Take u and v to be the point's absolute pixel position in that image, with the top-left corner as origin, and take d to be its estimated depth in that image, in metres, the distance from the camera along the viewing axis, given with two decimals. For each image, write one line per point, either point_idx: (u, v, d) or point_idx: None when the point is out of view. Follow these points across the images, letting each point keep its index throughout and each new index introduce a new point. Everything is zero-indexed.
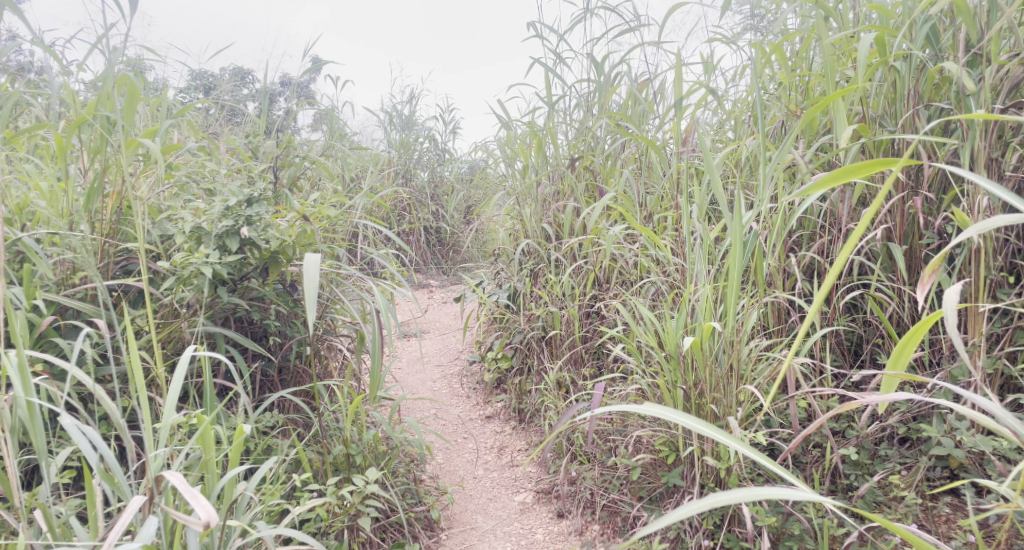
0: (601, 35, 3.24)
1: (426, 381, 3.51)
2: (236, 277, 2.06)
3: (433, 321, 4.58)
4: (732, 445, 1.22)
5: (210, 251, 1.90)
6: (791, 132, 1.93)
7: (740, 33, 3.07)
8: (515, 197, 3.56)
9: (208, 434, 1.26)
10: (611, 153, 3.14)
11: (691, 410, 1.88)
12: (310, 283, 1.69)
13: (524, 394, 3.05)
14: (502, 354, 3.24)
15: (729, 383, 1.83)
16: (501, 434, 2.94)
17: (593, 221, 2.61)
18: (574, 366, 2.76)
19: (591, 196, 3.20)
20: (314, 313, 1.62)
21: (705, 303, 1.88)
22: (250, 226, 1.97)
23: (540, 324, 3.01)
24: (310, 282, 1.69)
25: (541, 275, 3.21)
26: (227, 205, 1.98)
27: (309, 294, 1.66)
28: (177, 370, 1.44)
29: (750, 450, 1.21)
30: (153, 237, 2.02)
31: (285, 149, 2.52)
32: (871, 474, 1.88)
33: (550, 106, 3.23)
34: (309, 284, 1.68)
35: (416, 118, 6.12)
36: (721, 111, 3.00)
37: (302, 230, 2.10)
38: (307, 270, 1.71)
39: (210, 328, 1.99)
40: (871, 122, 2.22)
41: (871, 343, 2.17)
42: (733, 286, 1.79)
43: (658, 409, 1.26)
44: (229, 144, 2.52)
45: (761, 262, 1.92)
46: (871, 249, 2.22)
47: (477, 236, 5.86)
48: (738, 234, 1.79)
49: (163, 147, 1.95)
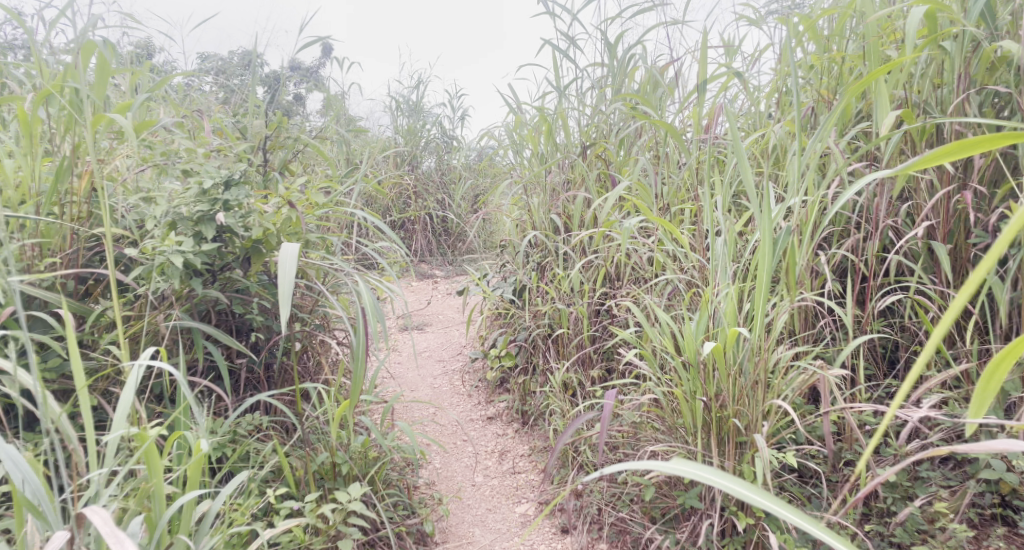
0: (617, 14, 3.05)
1: (425, 378, 3.35)
2: (216, 267, 1.89)
3: (434, 314, 4.41)
4: (801, 523, 0.98)
5: (184, 239, 1.71)
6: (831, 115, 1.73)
7: (767, 14, 2.87)
8: (523, 185, 3.37)
9: (152, 451, 1.10)
10: (626, 141, 2.94)
11: (712, 425, 1.69)
12: (284, 274, 1.53)
13: (528, 395, 2.88)
14: (506, 352, 3.07)
15: (754, 395, 1.64)
16: (503, 437, 2.78)
17: (606, 213, 2.38)
18: (582, 368, 2.59)
19: (602, 185, 3.01)
20: (288, 305, 1.46)
21: (730, 305, 1.69)
22: (227, 212, 1.75)
23: (547, 321, 2.83)
24: (283, 272, 1.52)
25: (548, 269, 3.02)
26: (202, 187, 1.75)
27: (282, 285, 1.49)
28: (126, 383, 1.32)
29: (824, 533, 0.97)
30: (125, 222, 1.84)
31: (274, 130, 2.34)
32: (910, 498, 1.70)
33: (560, 90, 3.05)
34: (282, 274, 1.52)
35: (424, 104, 5.92)
36: (745, 97, 2.80)
37: (287, 218, 1.88)
38: (282, 259, 1.54)
39: (186, 323, 1.84)
40: (914, 108, 2.03)
41: (908, 351, 2.00)
42: (762, 285, 1.62)
43: (694, 467, 1.04)
44: (214, 124, 2.35)
45: (792, 254, 1.64)
46: (910, 249, 2.04)
47: (484, 227, 5.66)
48: (768, 229, 1.61)
49: (133, 125, 1.78)
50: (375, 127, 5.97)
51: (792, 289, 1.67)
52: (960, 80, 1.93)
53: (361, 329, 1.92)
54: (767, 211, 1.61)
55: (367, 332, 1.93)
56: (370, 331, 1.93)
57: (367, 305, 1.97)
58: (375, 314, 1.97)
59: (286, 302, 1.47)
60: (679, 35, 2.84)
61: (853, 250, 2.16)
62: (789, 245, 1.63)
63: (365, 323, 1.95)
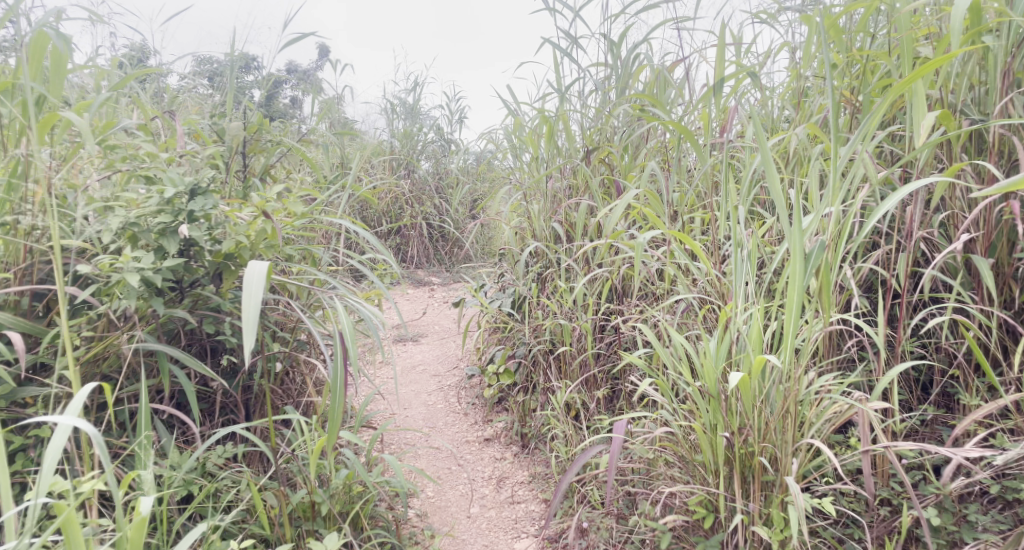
0: (622, 11, 2.87)
1: (419, 395, 3.18)
2: (184, 284, 1.71)
3: (430, 324, 4.24)
4: None
5: (143, 254, 1.52)
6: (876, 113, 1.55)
7: (782, 10, 2.69)
8: (522, 192, 3.20)
9: (72, 519, 1.05)
10: (632, 145, 2.75)
11: (735, 463, 1.51)
12: (250, 294, 1.33)
13: (528, 416, 2.70)
14: (505, 369, 2.90)
15: (783, 431, 1.46)
16: (501, 461, 2.60)
17: (612, 223, 2.13)
18: (585, 388, 2.43)
19: (606, 192, 2.84)
20: (251, 332, 1.26)
21: (755, 329, 1.51)
22: (193, 224, 1.56)
23: (548, 337, 2.66)
24: (247, 290, 1.33)
25: (549, 281, 2.85)
26: (164, 197, 1.56)
27: (246, 308, 1.29)
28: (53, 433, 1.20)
29: None
30: (82, 235, 1.66)
31: (253, 132, 2.16)
32: (956, 545, 1.52)
33: (563, 90, 2.87)
34: (247, 295, 1.32)
35: (421, 107, 5.75)
36: (759, 99, 2.63)
37: (263, 230, 1.69)
38: (247, 278, 1.35)
39: (149, 347, 1.67)
40: (951, 109, 1.86)
41: (946, 376, 1.83)
42: (792, 308, 1.44)
43: None
44: (189, 126, 2.16)
45: (826, 274, 1.43)
46: (947, 264, 1.87)
47: (482, 233, 5.49)
48: (799, 245, 1.43)
49: (89, 125, 1.59)
50: (370, 130, 5.81)
51: (824, 311, 1.48)
52: (1005, 78, 1.75)
53: (339, 356, 1.67)
54: (798, 226, 1.42)
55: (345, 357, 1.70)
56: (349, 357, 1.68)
57: (345, 325, 1.69)
58: (353, 335, 1.70)
59: (250, 327, 1.28)
60: (689, 33, 2.67)
61: (883, 264, 1.98)
62: (823, 263, 1.43)
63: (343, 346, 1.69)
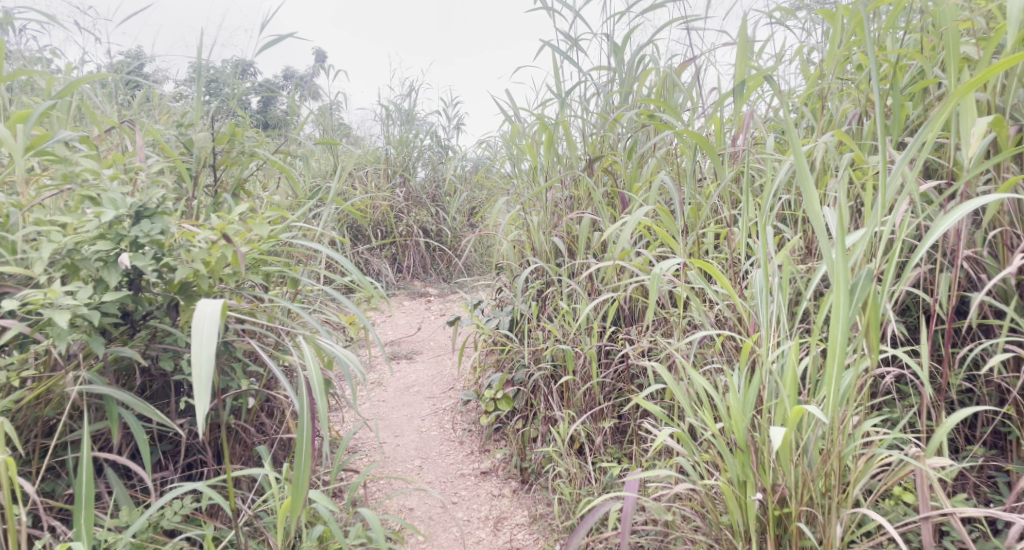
0: (626, 10, 2.68)
1: (412, 420, 2.97)
2: (135, 316, 1.51)
3: (425, 340, 4.02)
4: None
5: (80, 287, 1.32)
6: (925, 122, 1.35)
7: (798, 9, 2.50)
8: (521, 203, 3.00)
9: None
10: (638, 154, 2.55)
11: (768, 528, 1.31)
12: (201, 343, 1.12)
13: (528, 447, 2.49)
14: (503, 394, 2.68)
15: (824, 492, 1.26)
16: (499, 497, 2.39)
17: (619, 243, 1.91)
18: (591, 420, 2.23)
19: (611, 203, 2.64)
20: (204, 391, 1.05)
21: (791, 372, 1.30)
22: (138, 251, 1.36)
23: (549, 362, 2.46)
24: (198, 338, 1.11)
25: (549, 300, 2.65)
26: (106, 221, 1.36)
27: (196, 362, 1.08)
28: None
29: None
30: (18, 264, 1.46)
31: (223, 143, 1.97)
32: None
33: (564, 95, 2.68)
34: (198, 345, 1.11)
35: (417, 112, 5.56)
36: (774, 105, 2.43)
37: (224, 255, 1.49)
38: (197, 325, 1.13)
39: (92, 389, 1.46)
40: (999, 114, 1.66)
41: (1000, 414, 1.61)
42: (834, 348, 1.23)
43: None
44: (152, 137, 1.97)
45: (875, 308, 1.22)
46: (998, 288, 1.66)
47: (480, 242, 5.28)
48: (843, 276, 1.22)
49: (22, 139, 1.39)
50: (365, 136, 5.61)
51: (870, 350, 1.27)
52: None
53: (304, 413, 1.39)
54: (842, 254, 1.21)
55: (312, 411, 1.43)
56: (315, 414, 1.40)
57: (312, 373, 1.42)
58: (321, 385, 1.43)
59: (203, 384, 1.07)
60: (699, 33, 2.48)
61: (923, 287, 1.78)
62: (871, 296, 1.22)
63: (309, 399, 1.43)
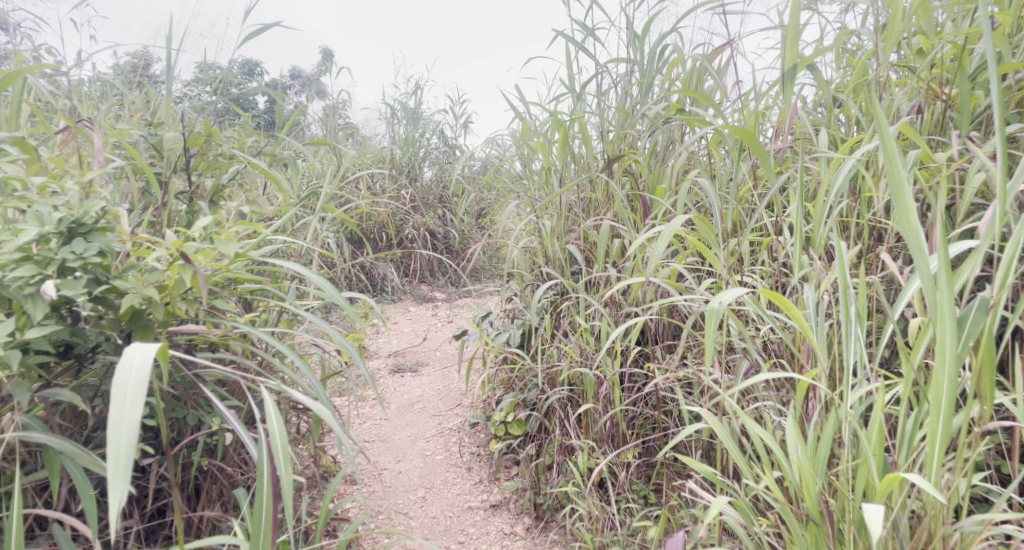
0: None
1: (416, 443, 2.73)
2: (77, 351, 1.28)
3: (431, 352, 3.77)
4: None
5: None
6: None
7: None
8: (533, 207, 2.75)
9: None
10: (662, 152, 2.30)
11: None
12: (122, 405, 0.95)
13: (543, 480, 2.24)
14: (513, 418, 2.44)
15: None
16: (511, 537, 2.14)
17: (654, 254, 1.62)
18: (614, 453, 1.98)
19: (632, 207, 2.38)
20: (119, 469, 0.91)
21: (879, 425, 1.04)
22: (68, 278, 1.12)
23: (566, 385, 2.21)
24: (118, 400, 0.95)
25: (565, 315, 2.40)
26: (31, 242, 1.13)
27: (113, 431, 0.93)
28: None
29: None
30: None
31: (197, 145, 1.74)
32: None
33: (580, 89, 2.43)
34: (119, 407, 0.95)
35: (423, 110, 5.30)
36: (815, 96, 2.17)
37: (179, 279, 1.26)
38: (120, 380, 0.97)
39: (28, 436, 1.22)
40: None
41: None
42: (938, 396, 0.98)
43: None
44: (116, 138, 1.74)
45: (990, 348, 0.97)
46: None
47: (489, 244, 5.03)
48: (949, 307, 0.96)
49: None
50: (370, 136, 5.38)
51: (980, 397, 1.01)
52: None
53: (264, 475, 1.15)
54: (948, 280, 0.95)
55: (276, 472, 1.19)
56: (278, 481, 1.16)
57: (274, 431, 1.19)
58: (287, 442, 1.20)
59: (120, 457, 0.92)
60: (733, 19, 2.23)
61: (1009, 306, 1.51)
62: (986, 332, 0.97)
63: (272, 459, 1.19)
